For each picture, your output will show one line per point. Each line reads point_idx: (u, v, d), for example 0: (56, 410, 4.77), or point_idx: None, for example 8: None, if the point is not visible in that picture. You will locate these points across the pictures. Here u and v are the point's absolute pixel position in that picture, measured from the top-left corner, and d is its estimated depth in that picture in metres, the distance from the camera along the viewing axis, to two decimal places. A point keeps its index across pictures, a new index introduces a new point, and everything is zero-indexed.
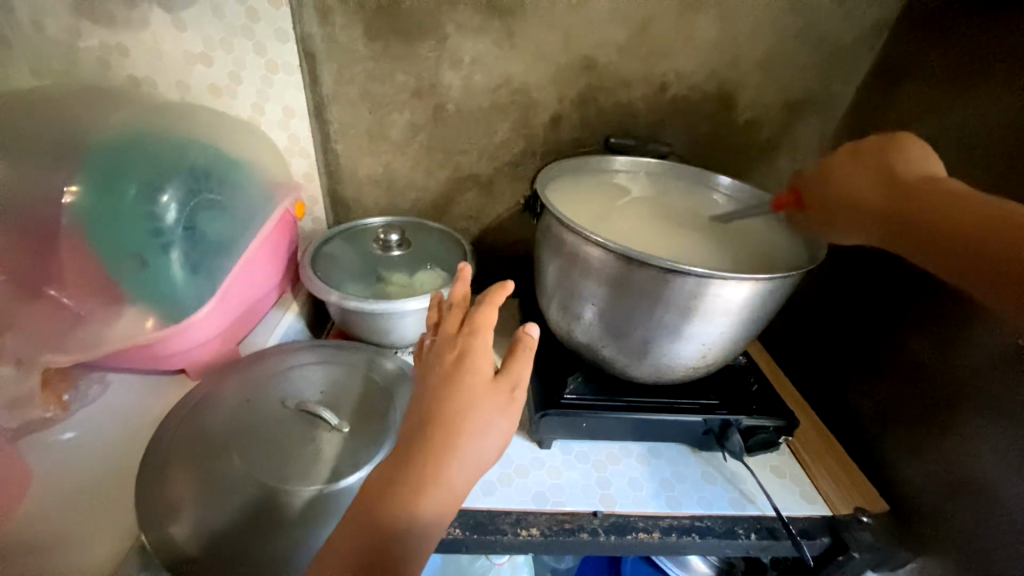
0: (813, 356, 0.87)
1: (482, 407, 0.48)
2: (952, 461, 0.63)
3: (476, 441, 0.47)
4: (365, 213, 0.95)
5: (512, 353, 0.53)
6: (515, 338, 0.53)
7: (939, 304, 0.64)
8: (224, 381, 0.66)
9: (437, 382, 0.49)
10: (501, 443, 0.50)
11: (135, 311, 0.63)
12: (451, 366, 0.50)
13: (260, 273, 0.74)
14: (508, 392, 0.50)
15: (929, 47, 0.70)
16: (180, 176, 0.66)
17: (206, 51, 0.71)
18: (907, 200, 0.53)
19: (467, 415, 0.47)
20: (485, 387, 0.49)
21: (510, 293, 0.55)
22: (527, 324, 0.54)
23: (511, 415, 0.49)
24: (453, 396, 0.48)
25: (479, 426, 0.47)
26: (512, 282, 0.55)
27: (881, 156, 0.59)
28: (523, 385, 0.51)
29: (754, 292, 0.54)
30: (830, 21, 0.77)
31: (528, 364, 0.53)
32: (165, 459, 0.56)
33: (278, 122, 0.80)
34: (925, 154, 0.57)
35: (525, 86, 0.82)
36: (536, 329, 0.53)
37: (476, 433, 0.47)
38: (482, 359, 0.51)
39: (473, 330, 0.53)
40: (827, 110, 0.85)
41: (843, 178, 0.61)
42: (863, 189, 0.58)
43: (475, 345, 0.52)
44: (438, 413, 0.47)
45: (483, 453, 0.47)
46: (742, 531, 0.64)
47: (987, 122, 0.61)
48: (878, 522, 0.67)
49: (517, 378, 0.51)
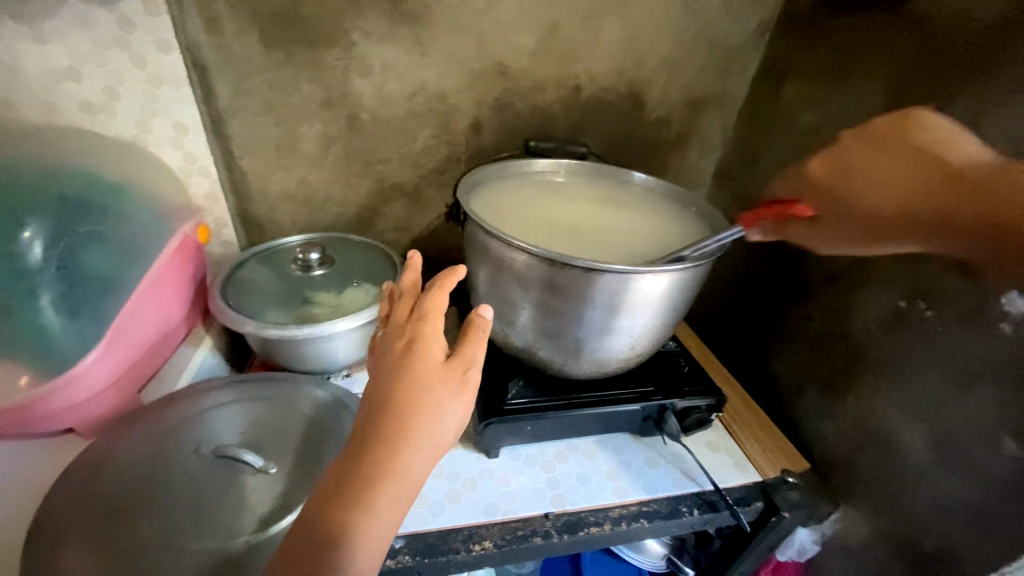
0: (733, 334, 0.93)
1: (435, 391, 0.46)
2: (856, 416, 0.70)
3: (431, 428, 0.45)
4: (283, 232, 0.89)
5: (465, 335, 0.51)
6: (469, 320, 0.51)
7: (834, 277, 0.71)
8: (125, 436, 0.59)
9: (387, 371, 0.47)
10: (459, 428, 0.48)
11: (5, 367, 0.55)
12: (402, 353, 0.48)
13: (159, 308, 0.66)
14: (462, 374, 0.48)
15: (804, 47, 0.78)
16: (46, 209, 0.59)
17: (74, 67, 0.63)
18: (956, 189, 0.54)
19: (422, 398, 0.45)
20: (438, 371, 0.47)
21: (461, 277, 0.53)
22: (479, 306, 0.52)
23: (467, 398, 0.47)
24: (404, 383, 0.46)
25: (433, 413, 0.45)
26: (462, 265, 0.53)
27: (894, 140, 0.61)
28: (478, 366, 0.49)
29: (673, 282, 0.57)
30: (721, 24, 0.83)
31: (483, 344, 0.51)
32: (57, 536, 0.49)
33: (170, 140, 0.74)
34: (959, 133, 0.56)
35: (441, 92, 0.81)
36: (488, 310, 0.51)
37: (430, 421, 0.45)
38: (433, 343, 0.49)
39: (422, 316, 0.51)
40: (726, 105, 0.92)
41: (871, 174, 0.63)
42: (900, 181, 0.59)
43: (426, 331, 0.49)
44: (390, 402, 0.45)
45: (440, 437, 0.46)
46: (686, 508, 0.67)
47: (859, 112, 0.69)
48: (802, 480, 0.73)
49: (471, 360, 0.49)
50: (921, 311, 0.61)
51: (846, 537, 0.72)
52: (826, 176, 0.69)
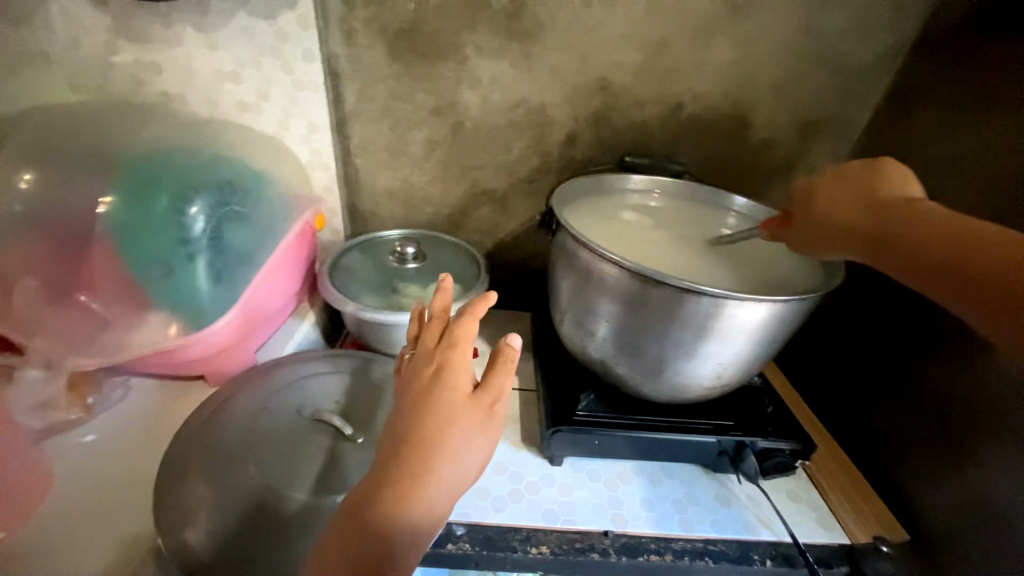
0: (829, 378, 0.85)
1: (459, 423, 0.48)
2: (975, 490, 0.61)
3: (455, 459, 0.47)
4: (382, 226, 0.97)
5: (492, 365, 0.52)
6: (496, 349, 0.53)
7: (963, 328, 0.63)
8: (242, 389, 0.67)
9: (414, 398, 0.49)
10: (483, 460, 0.49)
11: (159, 317, 0.65)
12: (428, 381, 0.50)
13: (280, 283, 0.75)
14: (486, 408, 0.50)
15: (942, 72, 0.71)
16: (209, 189, 0.69)
17: (236, 70, 0.75)
18: (878, 220, 0.50)
19: (445, 429, 0.47)
20: (464, 403, 0.49)
21: (492, 304, 0.55)
22: (508, 335, 0.53)
23: (490, 431, 0.49)
24: (428, 413, 0.48)
25: (457, 445, 0.47)
26: (495, 292, 0.55)
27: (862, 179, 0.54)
28: (504, 398, 0.51)
29: (772, 313, 0.54)
30: (845, 45, 0.78)
31: (510, 375, 0.52)
32: (183, 465, 0.57)
33: (301, 137, 0.83)
34: (906, 179, 0.53)
35: (542, 105, 0.84)
36: (517, 339, 0.52)
37: (453, 453, 0.46)
38: (460, 373, 0.51)
39: (451, 344, 0.53)
40: (843, 131, 0.85)
41: (828, 196, 0.55)
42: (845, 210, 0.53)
43: (454, 360, 0.51)
44: (416, 430, 0.47)
45: (463, 471, 0.47)
46: (757, 556, 0.63)
47: (1006, 149, 0.61)
48: (898, 551, 0.65)
49: (498, 393, 0.51)
50: None
51: None
52: (803, 199, 0.57)
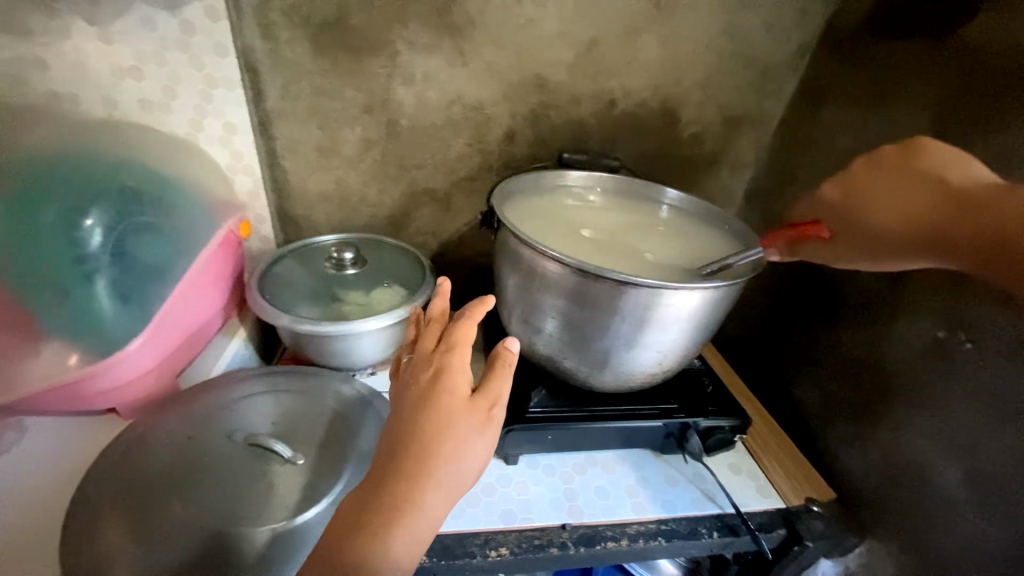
0: (759, 356, 0.92)
1: (458, 428, 0.46)
2: (887, 447, 0.68)
3: (453, 465, 0.45)
4: (318, 231, 0.92)
5: (490, 368, 0.51)
6: (495, 352, 0.52)
7: (870, 302, 0.70)
8: (163, 419, 0.61)
9: (410, 403, 0.48)
10: (480, 466, 0.48)
11: (56, 346, 0.58)
12: (427, 386, 0.49)
13: (200, 299, 0.69)
14: (485, 412, 0.49)
15: (845, 70, 0.78)
16: (107, 198, 0.62)
17: (137, 65, 0.67)
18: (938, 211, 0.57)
19: (445, 434, 0.46)
20: (463, 407, 0.48)
21: (490, 308, 0.54)
22: (507, 339, 0.53)
23: (490, 436, 0.48)
24: (429, 417, 0.46)
25: (456, 450, 0.46)
26: (490, 295, 0.54)
27: (908, 166, 0.61)
28: (503, 402, 0.50)
29: (706, 299, 0.57)
30: (759, 44, 0.84)
31: (508, 379, 0.52)
32: (97, 512, 0.51)
33: (219, 138, 0.77)
34: (955, 158, 0.59)
35: (479, 102, 0.82)
36: (515, 343, 0.52)
37: (453, 458, 0.45)
38: (458, 377, 0.49)
39: (449, 347, 0.51)
40: (761, 125, 0.91)
41: (874, 193, 0.65)
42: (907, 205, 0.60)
43: (452, 363, 0.50)
44: (416, 434, 0.45)
45: (462, 477, 0.46)
46: (705, 530, 0.66)
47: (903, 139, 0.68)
48: (826, 509, 0.71)
49: (495, 397, 0.50)
50: (961, 342, 0.59)
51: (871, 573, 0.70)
52: (843, 199, 0.69)
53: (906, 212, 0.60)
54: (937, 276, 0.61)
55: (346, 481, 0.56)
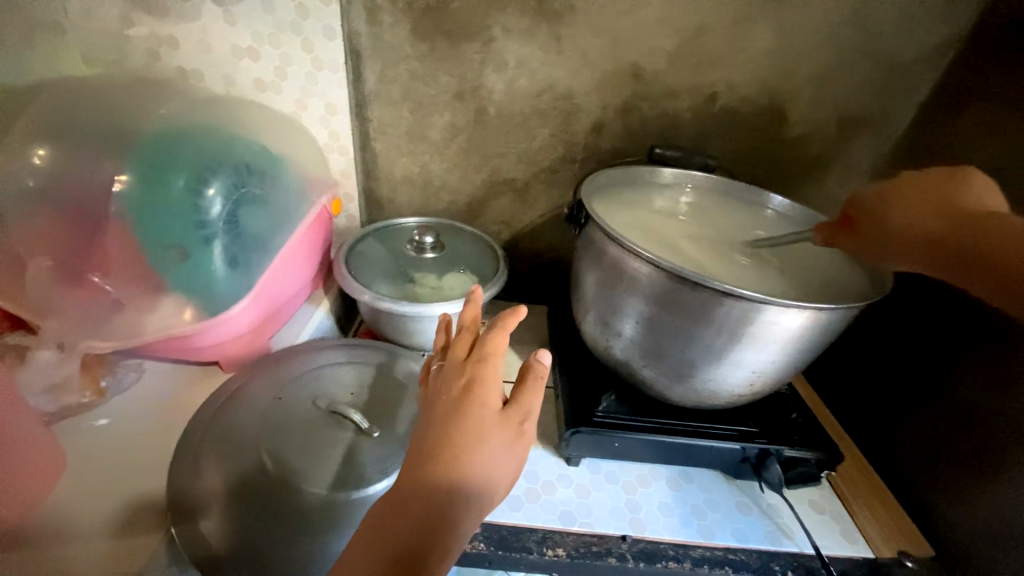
0: (855, 387, 0.83)
1: (490, 442, 0.46)
2: (1007, 509, 0.59)
3: (482, 478, 0.45)
4: (398, 213, 0.94)
5: (522, 381, 0.51)
6: (526, 365, 0.52)
7: (1003, 342, 0.60)
8: (258, 376, 0.66)
9: (443, 410, 0.48)
10: (509, 480, 0.47)
11: (172, 301, 0.63)
12: (459, 395, 0.48)
13: (293, 271, 0.73)
14: (516, 426, 0.48)
15: (994, 71, 0.67)
16: (226, 170, 0.66)
17: (255, 46, 0.72)
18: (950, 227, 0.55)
19: (475, 444, 0.45)
20: (495, 419, 0.47)
21: (523, 320, 0.54)
22: (539, 351, 0.52)
23: (520, 450, 0.48)
24: (460, 428, 0.46)
25: (486, 463, 0.45)
26: (525, 307, 0.54)
27: (941, 191, 0.58)
28: (533, 417, 0.50)
29: (812, 321, 0.51)
30: (895, 36, 0.74)
31: (540, 393, 0.51)
32: (195, 453, 0.56)
33: (320, 118, 0.81)
34: (983, 194, 0.57)
35: (570, 92, 0.80)
36: (548, 356, 0.52)
37: (483, 471, 0.45)
38: (490, 389, 0.49)
39: (482, 357, 0.51)
40: (883, 128, 0.81)
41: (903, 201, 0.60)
42: (922, 216, 0.57)
43: (485, 374, 0.50)
44: (446, 445, 0.45)
45: (494, 486, 0.45)
46: (778, 568, 0.61)
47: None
48: (922, 566, 0.63)
49: (528, 411, 0.49)
50: None
51: None
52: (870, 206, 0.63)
53: (911, 225, 0.58)
54: None
55: None
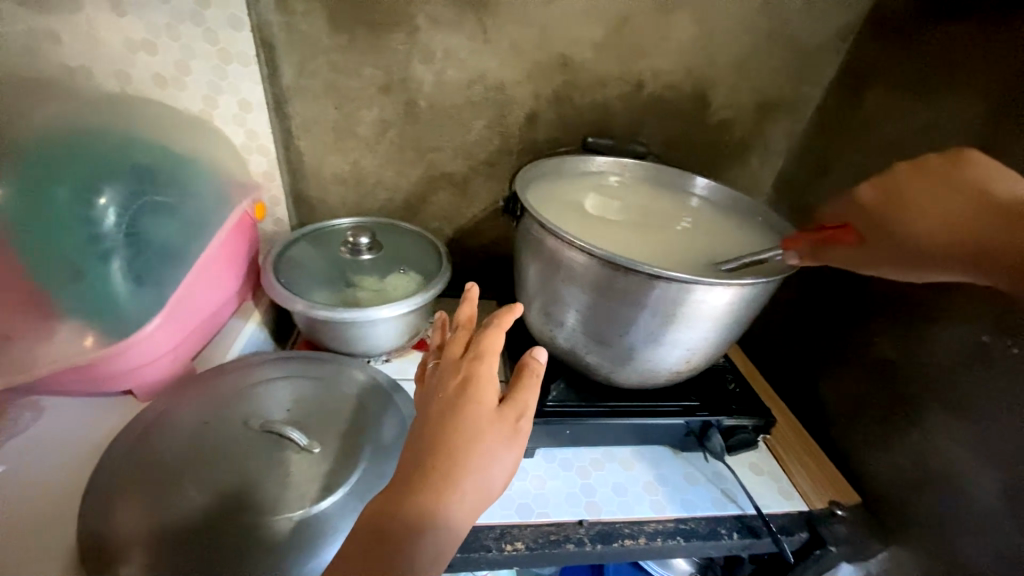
0: (785, 353, 0.88)
1: (486, 439, 0.44)
2: (918, 452, 0.65)
3: (477, 477, 0.43)
4: (332, 214, 0.90)
5: (519, 379, 0.50)
6: (523, 361, 0.51)
7: (906, 302, 0.66)
8: (182, 400, 0.61)
9: (437, 408, 0.46)
10: (507, 477, 0.46)
11: (70, 326, 0.57)
12: (455, 393, 0.47)
13: (215, 282, 0.68)
14: (513, 423, 0.47)
15: (892, 54, 0.73)
16: (122, 176, 0.62)
17: (150, 39, 0.65)
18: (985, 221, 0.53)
19: (470, 445, 0.44)
20: (490, 417, 0.46)
21: (518, 316, 0.54)
22: (535, 348, 0.51)
23: (517, 448, 0.46)
24: (455, 426, 0.45)
25: (481, 460, 0.44)
26: (520, 304, 0.54)
27: (951, 176, 0.58)
28: (530, 413, 0.48)
29: (739, 296, 0.54)
30: (802, 23, 0.78)
31: (536, 390, 0.50)
32: (111, 492, 0.51)
33: (233, 116, 0.74)
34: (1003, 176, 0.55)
35: (501, 82, 0.79)
36: (544, 353, 0.51)
37: (479, 469, 0.43)
38: (486, 386, 0.48)
39: (478, 354, 0.50)
40: (796, 110, 0.86)
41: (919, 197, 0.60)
42: (946, 210, 0.57)
43: (481, 371, 0.49)
44: (439, 442, 0.44)
45: (489, 486, 0.44)
46: (725, 531, 0.64)
47: (955, 129, 0.62)
48: (851, 514, 0.69)
49: (524, 407, 0.48)
50: (1006, 347, 0.55)
51: None
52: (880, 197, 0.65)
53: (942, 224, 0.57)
54: None
55: (363, 472, 0.56)
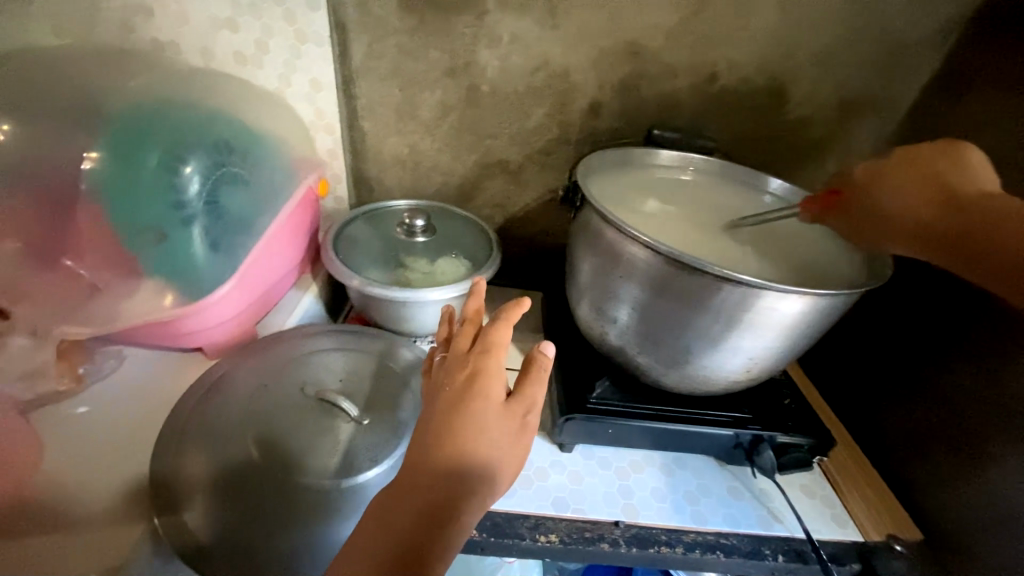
0: (848, 373, 0.82)
1: (492, 435, 0.45)
2: (994, 494, 0.59)
3: (484, 470, 0.44)
4: (388, 195, 0.92)
5: (524, 372, 0.50)
6: (530, 356, 0.51)
7: (998, 329, 0.60)
8: (243, 363, 0.64)
9: (444, 402, 0.46)
10: (512, 471, 0.47)
11: (152, 285, 0.61)
12: (462, 387, 0.47)
13: (280, 254, 0.71)
14: (520, 418, 0.48)
15: (994, 53, 0.65)
16: (204, 147, 0.64)
17: (233, 17, 0.68)
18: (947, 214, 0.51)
19: (478, 438, 0.44)
20: (499, 413, 0.47)
21: (526, 311, 0.53)
22: (543, 343, 0.52)
23: (522, 444, 0.47)
24: (463, 421, 0.45)
25: (488, 453, 0.44)
26: (528, 299, 0.53)
27: (936, 170, 0.54)
28: (536, 409, 0.49)
29: (811, 307, 0.50)
30: (902, 14, 0.71)
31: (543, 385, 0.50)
32: (179, 441, 0.55)
33: (305, 95, 0.78)
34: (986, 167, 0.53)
35: (565, 69, 0.77)
36: (552, 348, 0.51)
37: (485, 462, 0.44)
38: (494, 382, 0.48)
39: (485, 350, 0.50)
40: (885, 110, 0.79)
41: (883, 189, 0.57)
42: (906, 198, 0.55)
43: (490, 366, 0.49)
44: (444, 435, 0.44)
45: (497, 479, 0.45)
46: (769, 552, 0.61)
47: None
48: (910, 549, 0.64)
49: (531, 403, 0.49)
50: None
51: None
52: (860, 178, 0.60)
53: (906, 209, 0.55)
54: None
55: (407, 449, 0.57)
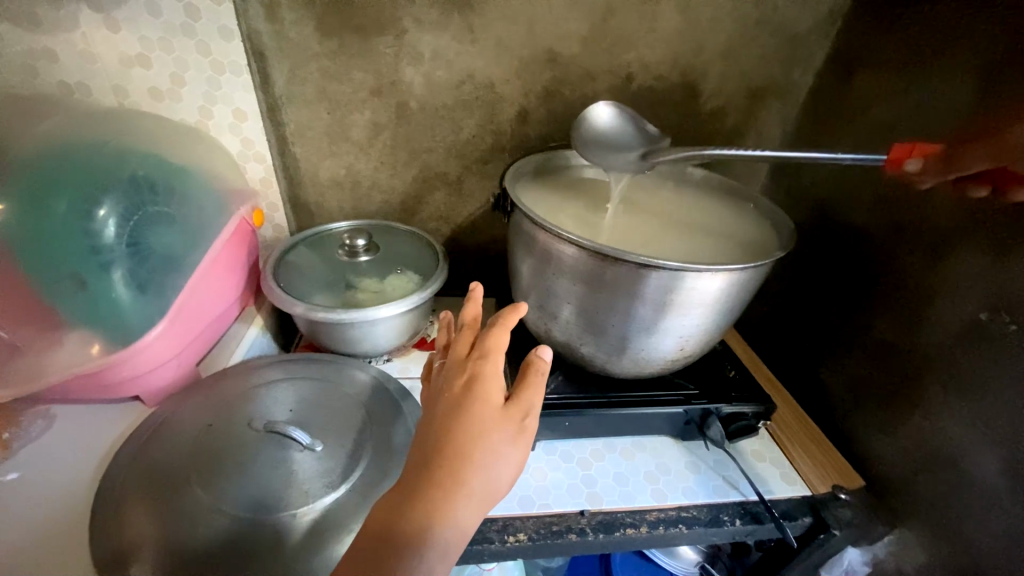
0: (785, 340, 0.88)
1: (493, 439, 0.46)
2: (921, 433, 0.65)
3: (486, 475, 0.45)
4: (330, 217, 0.91)
5: (524, 378, 0.52)
6: (529, 360, 0.52)
7: (904, 283, 0.66)
8: (184, 406, 0.62)
9: (443, 410, 0.48)
10: (514, 473, 0.48)
11: (77, 337, 0.58)
12: (460, 394, 0.49)
13: (217, 291, 0.71)
14: (519, 421, 0.48)
15: (880, 34, 0.72)
16: (119, 187, 0.61)
17: (144, 52, 0.68)
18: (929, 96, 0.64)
19: (477, 443, 0.45)
20: (497, 417, 0.48)
21: (522, 315, 0.55)
22: (539, 348, 0.52)
23: (523, 447, 0.48)
24: (463, 426, 0.46)
25: (489, 457, 0.45)
26: (523, 304, 0.55)
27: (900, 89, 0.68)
28: (535, 412, 0.50)
29: (730, 282, 0.54)
30: (789, 8, 0.78)
31: (541, 390, 0.51)
32: (121, 501, 0.52)
33: (229, 125, 0.77)
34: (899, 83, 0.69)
35: (490, 80, 0.80)
36: (549, 352, 0.51)
37: (488, 465, 0.45)
38: (492, 386, 0.50)
39: (483, 354, 0.52)
40: (787, 95, 0.86)
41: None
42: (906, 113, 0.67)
43: (487, 370, 0.50)
44: (445, 446, 0.45)
45: (496, 483, 0.46)
46: (727, 517, 0.65)
47: (931, 99, 0.64)
48: (854, 497, 0.69)
49: (528, 408, 0.49)
50: (1005, 324, 0.55)
51: (900, 561, 0.67)
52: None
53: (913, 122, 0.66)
54: (983, 253, 0.57)
55: (366, 469, 0.57)
